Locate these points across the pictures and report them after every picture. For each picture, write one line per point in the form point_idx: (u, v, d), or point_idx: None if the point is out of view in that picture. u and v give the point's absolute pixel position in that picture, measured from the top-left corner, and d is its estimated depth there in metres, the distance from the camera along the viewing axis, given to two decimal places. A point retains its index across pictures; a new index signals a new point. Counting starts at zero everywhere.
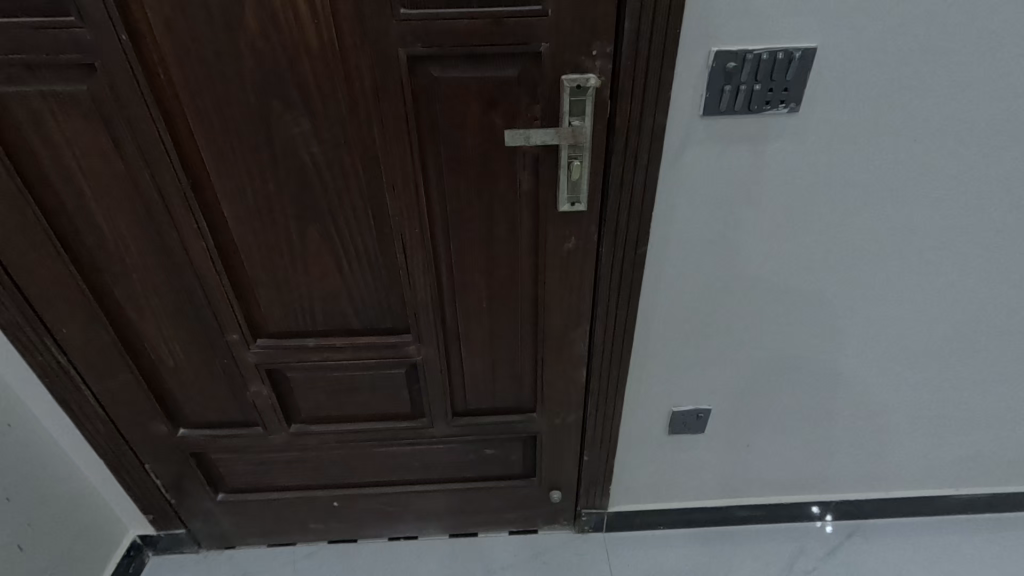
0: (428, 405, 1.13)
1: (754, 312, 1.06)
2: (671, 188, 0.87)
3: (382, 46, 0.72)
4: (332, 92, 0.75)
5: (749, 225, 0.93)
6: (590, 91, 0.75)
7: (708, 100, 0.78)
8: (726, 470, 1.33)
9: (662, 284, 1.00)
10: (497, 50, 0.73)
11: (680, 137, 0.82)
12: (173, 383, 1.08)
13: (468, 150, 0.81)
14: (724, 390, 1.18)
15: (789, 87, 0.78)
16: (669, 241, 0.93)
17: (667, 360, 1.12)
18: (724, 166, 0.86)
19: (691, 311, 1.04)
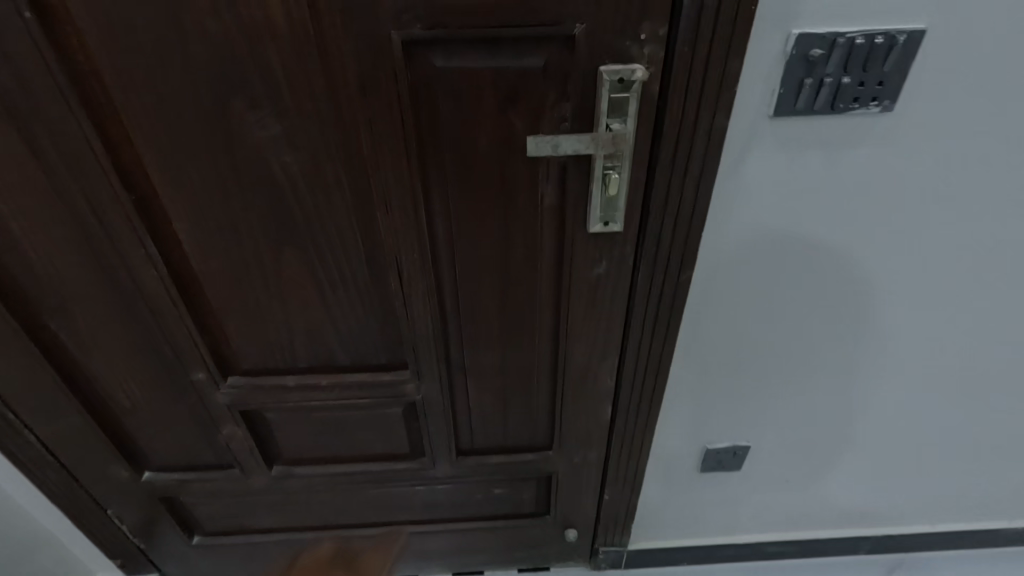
0: (429, 444, 0.98)
1: (810, 343, 0.91)
2: (723, 203, 0.72)
3: (371, 28, 0.55)
4: (307, 86, 0.59)
5: (813, 248, 0.78)
6: (635, 87, 0.59)
7: (782, 97, 0.63)
8: (760, 506, 1.20)
9: (705, 311, 0.85)
10: (520, 34, 0.56)
11: (742, 142, 0.67)
12: (133, 426, 0.93)
13: (480, 159, 0.65)
14: (765, 425, 1.04)
15: (885, 81, 0.63)
16: (716, 263, 0.79)
17: (703, 392, 0.98)
18: (790, 178, 0.70)
19: (735, 340, 0.90)
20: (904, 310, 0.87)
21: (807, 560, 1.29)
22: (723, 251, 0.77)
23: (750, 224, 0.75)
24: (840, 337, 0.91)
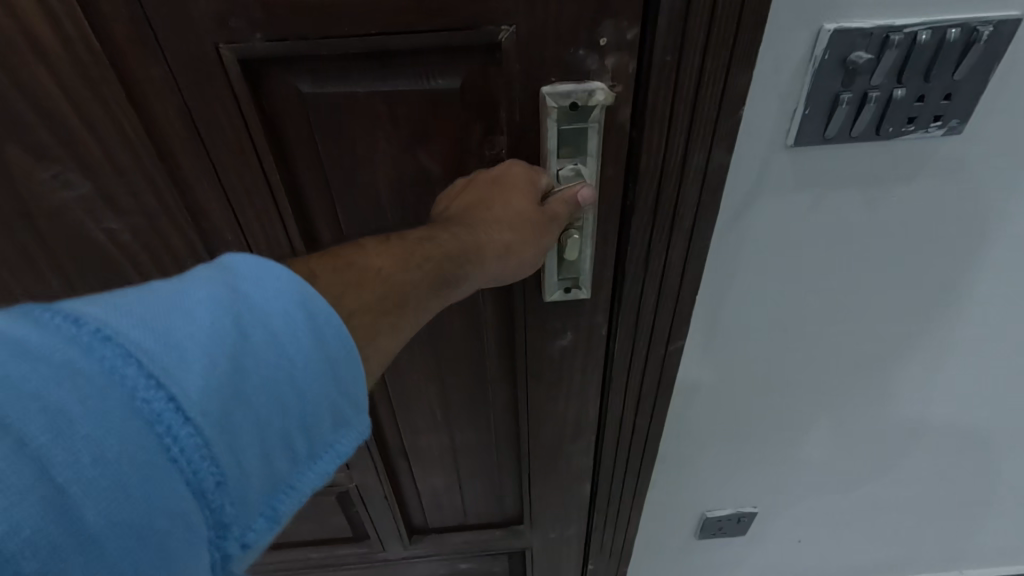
0: (374, 528, 0.82)
1: (836, 410, 0.72)
2: (725, 256, 0.54)
3: (187, 42, 0.36)
4: (112, 129, 0.40)
5: (843, 308, 0.60)
6: (595, 115, 0.40)
7: (809, 120, 0.44)
8: (771, 565, 1.03)
9: (702, 380, 0.67)
10: (418, 43, 0.38)
11: (751, 179, 0.48)
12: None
13: (386, 217, 0.47)
14: (778, 493, 0.86)
15: (954, 93, 0.44)
16: (717, 327, 0.60)
17: (702, 464, 0.80)
18: (816, 220, 0.52)
19: (742, 409, 0.71)
20: (955, 367, 0.69)
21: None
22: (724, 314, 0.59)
23: (761, 280, 0.56)
24: (874, 404, 0.72)
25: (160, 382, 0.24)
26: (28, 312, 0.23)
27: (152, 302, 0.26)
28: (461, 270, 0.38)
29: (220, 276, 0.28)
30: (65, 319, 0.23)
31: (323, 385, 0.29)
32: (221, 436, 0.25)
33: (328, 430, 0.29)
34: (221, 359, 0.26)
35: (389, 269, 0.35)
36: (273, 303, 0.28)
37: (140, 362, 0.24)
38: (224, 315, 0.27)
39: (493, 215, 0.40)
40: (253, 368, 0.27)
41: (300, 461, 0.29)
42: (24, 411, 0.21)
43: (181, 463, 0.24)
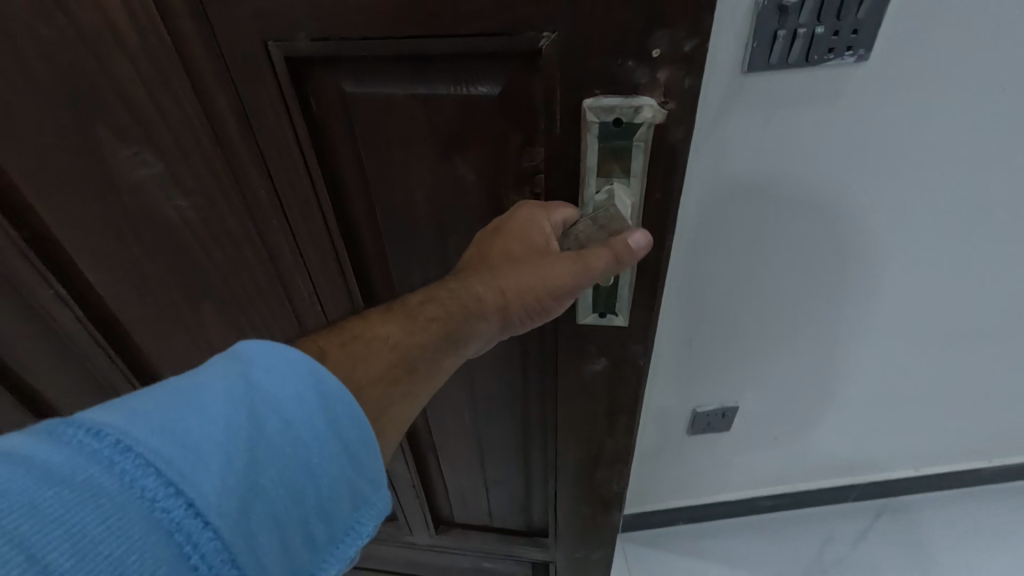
0: (403, 513, 0.84)
1: (818, 334, 0.77)
2: (701, 182, 0.57)
3: (241, 41, 0.37)
4: (181, 118, 0.43)
5: (802, 209, 0.61)
6: (641, 133, 0.37)
7: (754, 53, 0.48)
8: (755, 464, 1.00)
9: (687, 307, 0.70)
10: (454, 46, 0.36)
11: (716, 105, 0.51)
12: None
13: (417, 216, 0.46)
14: (767, 420, 0.92)
15: (863, 26, 0.47)
16: (699, 251, 0.64)
17: (694, 393, 0.84)
18: (787, 144, 0.55)
19: (728, 335, 0.75)
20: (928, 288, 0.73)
21: (820, 528, 1.08)
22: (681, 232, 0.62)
23: (738, 205, 0.59)
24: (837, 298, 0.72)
25: (180, 485, 0.23)
26: (52, 432, 0.23)
27: (175, 399, 0.25)
28: (470, 329, 0.38)
29: (235, 365, 0.28)
30: (87, 434, 0.23)
31: (339, 471, 0.28)
32: (241, 535, 0.24)
33: (347, 511, 0.29)
34: (239, 454, 0.25)
35: (396, 337, 0.35)
36: (285, 390, 0.27)
37: (158, 470, 0.23)
38: (242, 405, 0.26)
39: (515, 264, 0.39)
40: (270, 463, 0.26)
41: (323, 547, 0.28)
42: (47, 535, 0.20)
43: (203, 570, 0.23)
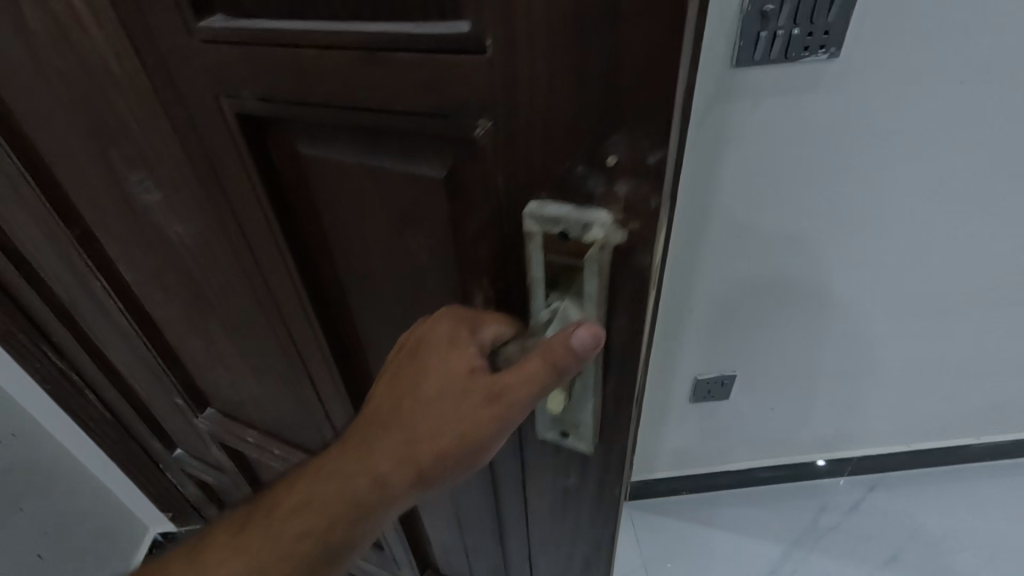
0: (388, 548, 0.83)
1: (802, 276, 1.10)
2: (711, 119, 0.87)
3: (202, 92, 0.37)
4: (170, 154, 0.44)
5: (784, 185, 0.96)
6: (595, 247, 0.32)
7: (743, 47, 0.80)
8: (751, 425, 1.38)
9: (701, 236, 1.02)
10: (387, 121, 0.33)
11: (718, 85, 0.84)
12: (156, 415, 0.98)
13: (377, 278, 0.44)
14: (762, 359, 1.25)
15: (828, 32, 0.79)
16: (710, 184, 0.94)
17: (704, 313, 1.14)
18: (769, 113, 0.87)
19: (733, 262, 1.06)
20: (881, 253, 1.07)
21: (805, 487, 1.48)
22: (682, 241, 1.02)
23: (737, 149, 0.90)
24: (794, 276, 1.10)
25: None
26: None
27: None
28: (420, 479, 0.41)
29: None
30: None
31: None
32: None
33: None
34: None
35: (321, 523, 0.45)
36: None
37: None
38: None
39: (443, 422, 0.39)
40: None
41: None
42: None
43: None
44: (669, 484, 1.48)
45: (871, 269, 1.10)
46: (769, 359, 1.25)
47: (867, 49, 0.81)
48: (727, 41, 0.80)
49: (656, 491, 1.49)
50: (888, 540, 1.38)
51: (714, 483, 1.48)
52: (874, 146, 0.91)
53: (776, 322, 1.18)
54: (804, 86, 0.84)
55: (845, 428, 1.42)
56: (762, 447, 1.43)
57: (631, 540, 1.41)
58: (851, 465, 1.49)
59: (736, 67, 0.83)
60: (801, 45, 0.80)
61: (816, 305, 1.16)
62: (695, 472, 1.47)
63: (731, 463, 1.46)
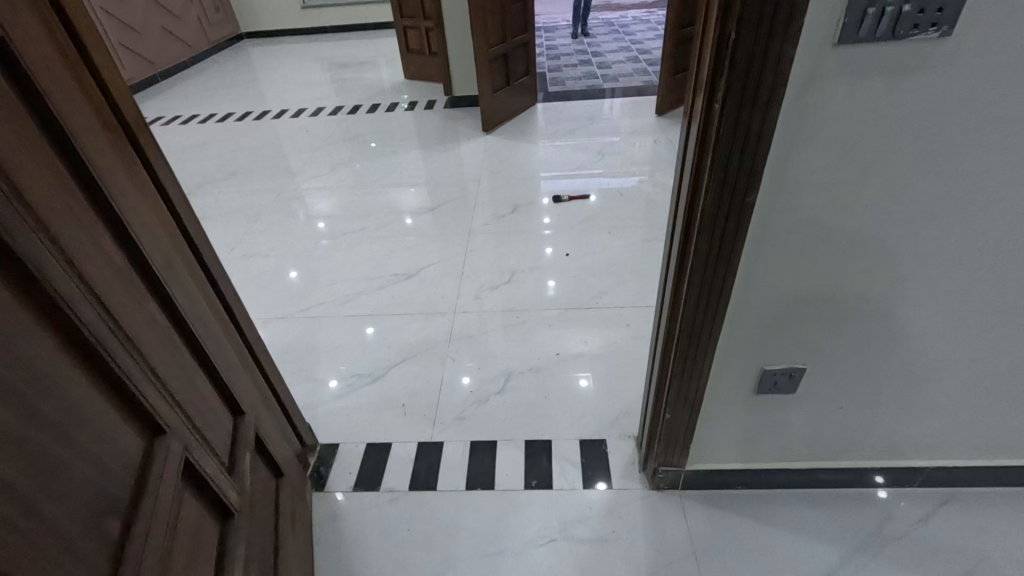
0: None
1: (880, 277, 1.02)
2: (794, 111, 0.80)
3: None
4: None
5: (868, 179, 0.88)
6: None
7: (847, 25, 0.72)
8: (814, 427, 1.31)
9: (769, 232, 0.94)
10: None
11: (808, 72, 0.76)
12: (204, 388, 1.02)
13: None
14: (827, 361, 1.17)
15: (944, 7, 0.71)
16: (785, 177, 0.87)
17: (765, 313, 1.08)
18: (859, 100, 0.79)
19: (804, 259, 0.99)
20: (976, 251, 0.98)
21: (867, 494, 1.42)
22: (758, 226, 0.93)
23: (818, 140, 0.83)
24: (870, 270, 1.01)
25: None
26: None
27: None
28: None
29: None
30: None
31: None
32: None
33: None
34: None
35: None
36: None
37: None
38: None
39: None
40: None
41: None
42: None
43: None
44: (721, 476, 1.43)
45: (961, 274, 1.01)
46: (840, 356, 1.16)
47: (977, 29, 0.74)
48: (828, 22, 0.72)
49: (708, 484, 1.45)
50: (961, 557, 1.29)
51: (765, 482, 1.43)
52: (973, 134, 0.84)
53: (848, 324, 1.10)
54: (905, 67, 0.76)
55: (919, 435, 1.32)
56: (822, 449, 1.36)
57: (682, 528, 1.39)
58: (919, 478, 1.40)
59: (839, 45, 0.74)
60: (912, 23, 0.72)
61: (889, 311, 1.08)
62: (749, 469, 1.41)
63: (785, 463, 1.39)
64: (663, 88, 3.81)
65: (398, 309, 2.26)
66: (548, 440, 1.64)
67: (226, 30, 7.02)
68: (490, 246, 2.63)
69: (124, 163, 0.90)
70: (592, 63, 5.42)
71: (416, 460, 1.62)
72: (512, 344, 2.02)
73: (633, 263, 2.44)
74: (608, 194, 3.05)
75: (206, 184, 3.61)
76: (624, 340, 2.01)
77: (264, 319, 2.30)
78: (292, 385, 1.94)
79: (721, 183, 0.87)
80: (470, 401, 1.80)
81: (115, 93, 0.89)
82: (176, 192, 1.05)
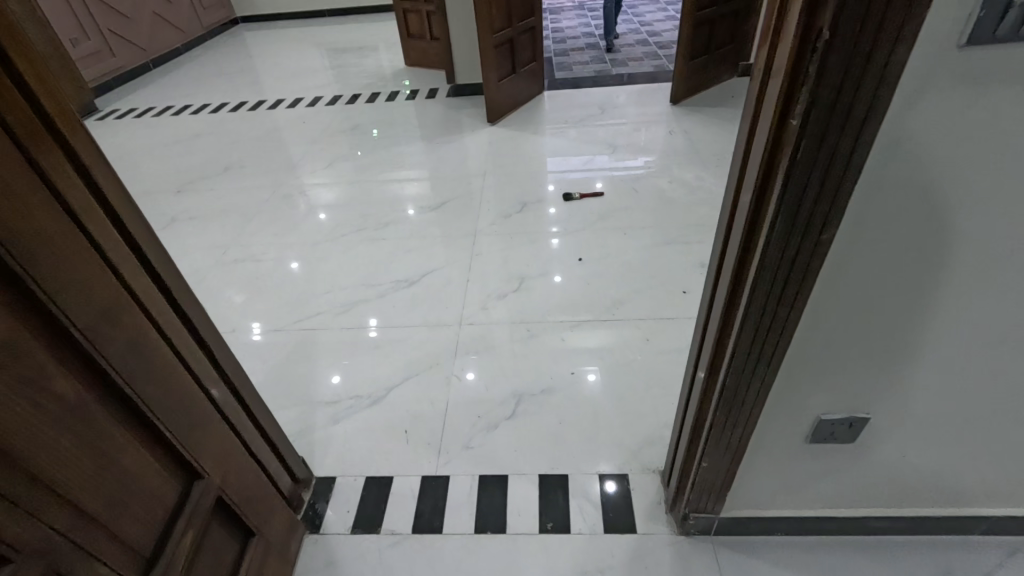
0: None
1: (972, 325, 0.84)
2: (890, 134, 0.63)
3: None
4: None
5: (971, 212, 0.71)
6: None
7: (981, 21, 0.54)
8: (868, 476, 1.15)
9: (842, 275, 0.77)
10: None
11: (916, 84, 0.59)
12: (133, 461, 0.84)
13: None
14: (894, 411, 1.01)
15: None
16: (870, 213, 0.70)
17: (824, 361, 0.91)
18: (976, 118, 0.62)
19: (880, 305, 0.82)
20: None
21: (922, 543, 1.27)
22: (832, 269, 0.76)
23: (915, 168, 0.66)
24: (962, 317, 0.83)
25: None
26: None
27: None
28: None
29: None
30: None
31: None
32: None
33: None
34: None
35: None
36: None
37: None
38: None
39: None
40: None
41: None
42: None
43: None
44: (760, 523, 1.28)
45: None
46: (911, 406, 0.99)
47: None
48: (956, 18, 0.54)
49: (745, 531, 1.30)
50: None
51: (811, 529, 1.28)
52: None
53: (925, 375, 0.93)
54: None
55: (990, 485, 1.16)
56: (875, 496, 1.21)
57: None
58: (983, 527, 1.25)
59: (964, 47, 0.56)
60: None
61: (975, 360, 0.90)
62: (792, 517, 1.26)
63: (831, 510, 1.24)
64: (676, 75, 3.60)
65: (399, 320, 2.11)
66: (565, 474, 1.50)
67: (220, 14, 6.76)
68: (497, 250, 2.46)
69: (49, 174, 0.73)
70: (599, 48, 5.17)
71: (420, 497, 1.48)
72: (523, 362, 1.86)
73: (651, 269, 2.27)
74: (621, 191, 2.87)
75: (197, 180, 3.44)
76: (644, 357, 1.85)
77: (255, 331, 2.15)
78: (285, 407, 1.79)
79: (791, 221, 0.70)
80: (479, 427, 1.65)
81: (39, 91, 0.72)
82: (133, 217, 0.89)
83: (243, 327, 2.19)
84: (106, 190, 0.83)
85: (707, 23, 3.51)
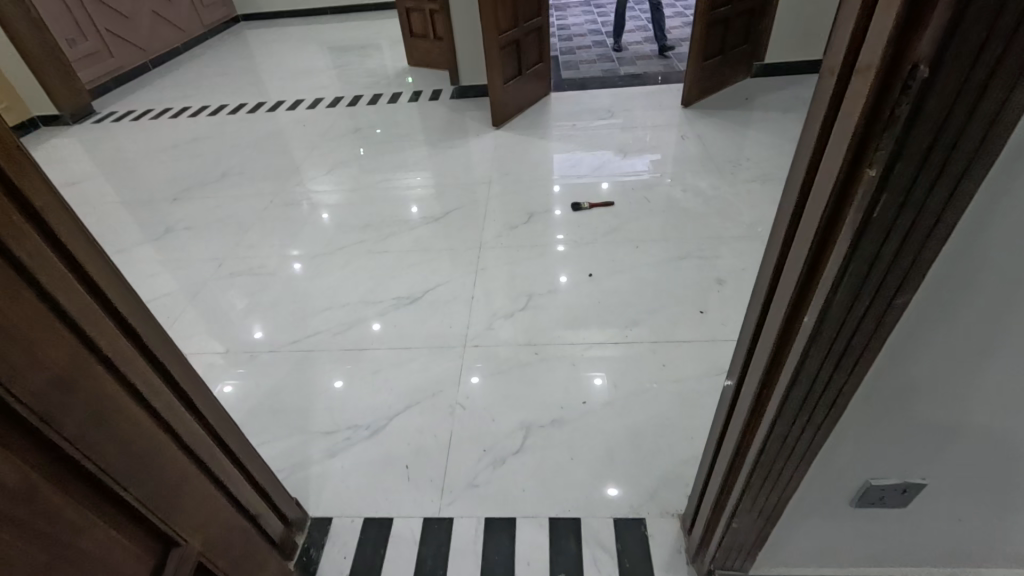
0: None
1: None
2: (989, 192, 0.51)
3: None
4: None
5: None
6: None
7: None
8: (917, 538, 1.04)
9: (910, 343, 0.66)
10: None
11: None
12: (96, 545, 0.74)
13: None
14: (953, 478, 0.89)
15: None
16: (952, 278, 0.59)
17: (880, 429, 0.80)
18: None
19: (953, 374, 0.70)
20: None
21: None
22: (901, 337, 0.65)
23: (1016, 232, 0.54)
24: None
25: None
26: None
27: None
28: None
29: None
30: None
31: None
32: None
33: None
34: None
35: None
36: None
37: None
38: None
39: None
40: None
41: None
42: None
43: None
44: None
45: None
46: (975, 474, 0.88)
47: None
48: None
49: None
50: None
51: None
52: None
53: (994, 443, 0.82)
54: None
55: None
56: (920, 556, 1.10)
57: None
58: None
59: None
60: None
61: None
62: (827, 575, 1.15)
63: (872, 569, 1.14)
64: (688, 77, 3.48)
65: (400, 342, 2.00)
66: (577, 517, 1.40)
67: (220, 12, 6.65)
68: (502, 264, 2.35)
69: None
70: (607, 46, 5.03)
71: (422, 542, 1.38)
72: (530, 389, 1.76)
73: (664, 286, 2.16)
74: (632, 200, 2.75)
75: (193, 187, 3.34)
76: (660, 385, 1.74)
77: (250, 352, 2.05)
78: (280, 438, 1.70)
79: (858, 284, 0.59)
80: (484, 462, 1.55)
81: None
82: (97, 263, 0.79)
83: (237, 347, 2.09)
84: (62, 235, 0.73)
85: (721, 22, 3.38)
